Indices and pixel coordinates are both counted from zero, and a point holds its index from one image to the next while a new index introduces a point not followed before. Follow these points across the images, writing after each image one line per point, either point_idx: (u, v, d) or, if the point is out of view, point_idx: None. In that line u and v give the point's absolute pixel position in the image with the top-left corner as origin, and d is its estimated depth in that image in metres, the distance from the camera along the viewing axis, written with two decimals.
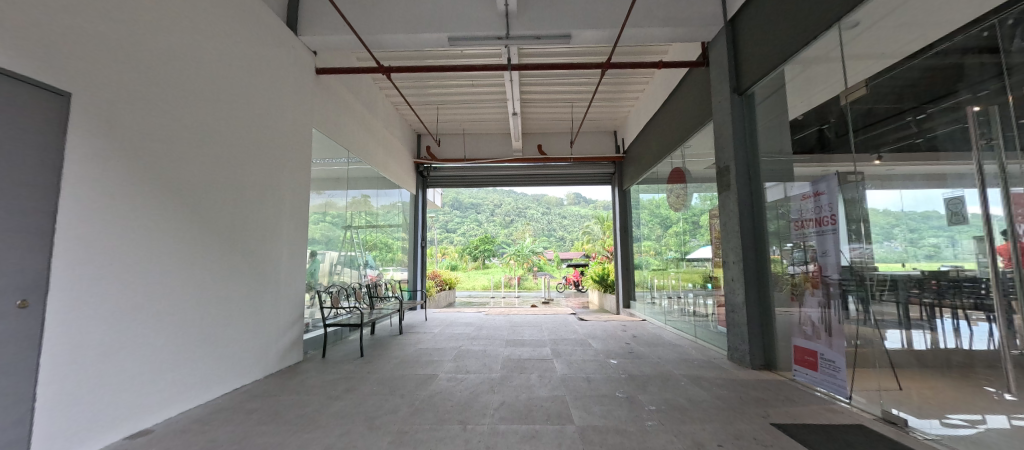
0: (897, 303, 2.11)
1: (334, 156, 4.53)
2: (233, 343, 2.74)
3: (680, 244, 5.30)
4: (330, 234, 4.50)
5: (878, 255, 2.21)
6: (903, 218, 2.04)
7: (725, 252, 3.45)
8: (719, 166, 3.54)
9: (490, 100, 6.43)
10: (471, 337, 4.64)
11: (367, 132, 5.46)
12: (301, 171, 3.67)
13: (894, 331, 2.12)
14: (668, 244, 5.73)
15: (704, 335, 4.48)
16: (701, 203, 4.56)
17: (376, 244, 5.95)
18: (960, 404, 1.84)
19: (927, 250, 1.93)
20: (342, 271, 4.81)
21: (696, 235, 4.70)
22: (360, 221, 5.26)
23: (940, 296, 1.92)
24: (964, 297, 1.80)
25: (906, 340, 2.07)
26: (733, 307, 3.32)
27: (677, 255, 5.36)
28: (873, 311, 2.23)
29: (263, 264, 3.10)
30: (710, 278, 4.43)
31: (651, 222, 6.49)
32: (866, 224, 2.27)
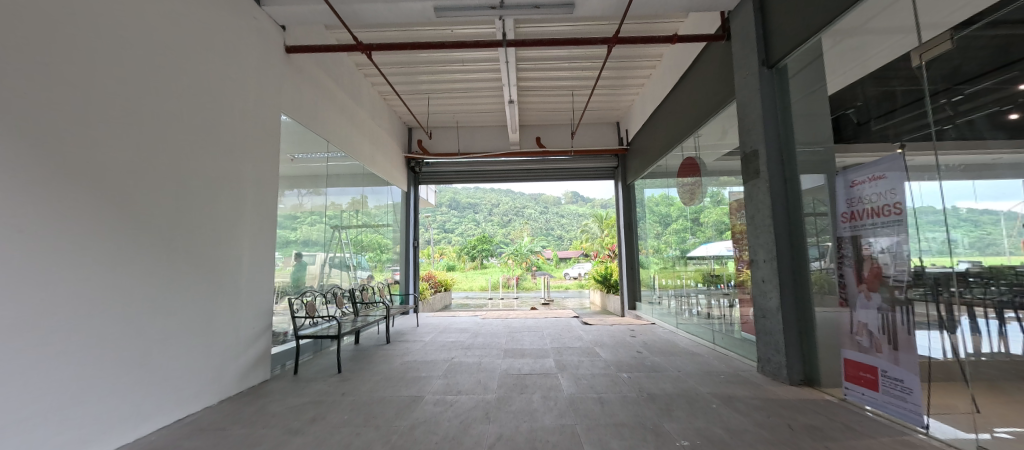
0: (930, 302, 1.90)
1: (310, 147, 4.05)
2: (173, 365, 2.28)
3: (679, 242, 5.16)
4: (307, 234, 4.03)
5: (916, 251, 1.96)
6: (922, 213, 1.91)
7: (753, 250, 3.02)
8: (745, 151, 3.10)
9: (484, 88, 5.99)
10: (465, 346, 4.18)
11: (349, 122, 4.97)
12: (268, 162, 3.22)
13: (926, 332, 1.91)
14: (667, 241, 5.56)
15: (723, 342, 4.01)
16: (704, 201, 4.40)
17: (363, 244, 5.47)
18: (1015, 421, 1.60)
19: (936, 246, 1.87)
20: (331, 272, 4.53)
21: (696, 233, 4.62)
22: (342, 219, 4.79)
23: (971, 294, 1.73)
24: (993, 295, 1.65)
25: (947, 347, 1.82)
26: (764, 313, 2.89)
27: (680, 253, 5.08)
28: (911, 312, 1.98)
29: (219, 269, 2.66)
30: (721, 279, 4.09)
31: (653, 220, 6.17)
32: (902, 221, 2.01)
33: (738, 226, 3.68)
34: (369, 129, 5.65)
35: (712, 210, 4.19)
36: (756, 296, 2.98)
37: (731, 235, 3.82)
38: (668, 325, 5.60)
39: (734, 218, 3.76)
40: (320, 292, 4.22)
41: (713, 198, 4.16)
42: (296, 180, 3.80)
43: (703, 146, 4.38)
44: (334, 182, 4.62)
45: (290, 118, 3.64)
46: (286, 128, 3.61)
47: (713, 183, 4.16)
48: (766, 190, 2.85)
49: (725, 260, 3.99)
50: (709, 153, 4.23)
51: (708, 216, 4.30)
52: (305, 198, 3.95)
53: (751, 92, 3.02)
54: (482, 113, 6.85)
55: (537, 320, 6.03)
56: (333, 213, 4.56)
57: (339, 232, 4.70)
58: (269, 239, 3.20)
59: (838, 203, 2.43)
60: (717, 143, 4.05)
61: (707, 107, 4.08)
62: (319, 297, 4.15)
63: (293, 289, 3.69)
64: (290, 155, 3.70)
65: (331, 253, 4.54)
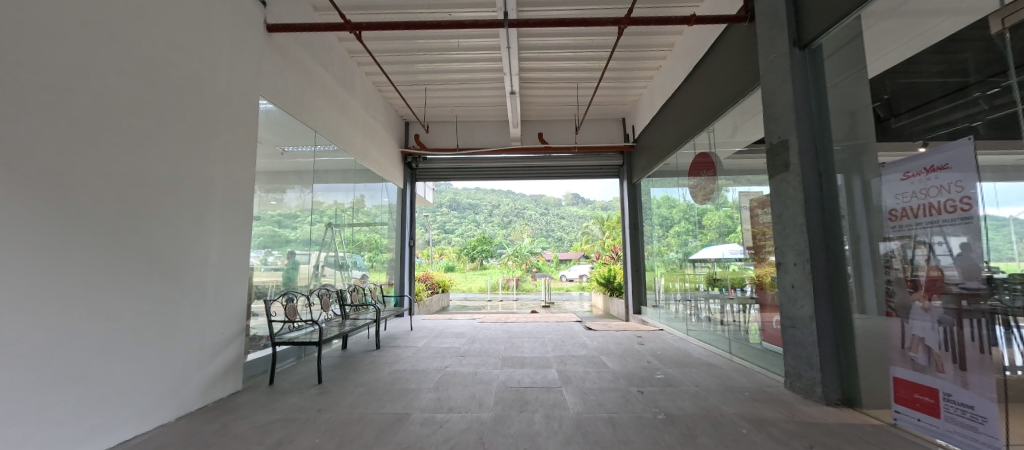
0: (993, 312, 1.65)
1: (294, 136, 3.75)
2: (120, 379, 1.97)
3: (680, 244, 5.12)
4: (288, 230, 3.69)
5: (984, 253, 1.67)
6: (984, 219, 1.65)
7: (781, 252, 2.70)
8: (772, 142, 2.79)
9: (485, 79, 5.69)
10: (461, 353, 3.86)
11: (339, 113, 4.67)
12: (245, 149, 2.91)
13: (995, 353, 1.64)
14: (668, 243, 5.53)
15: (739, 352, 3.66)
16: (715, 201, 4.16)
17: (356, 241, 5.15)
18: None
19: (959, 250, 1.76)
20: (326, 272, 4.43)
21: (697, 236, 4.56)
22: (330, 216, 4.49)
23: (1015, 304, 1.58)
24: None
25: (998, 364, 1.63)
26: (793, 323, 2.59)
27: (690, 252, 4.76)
28: (982, 327, 1.68)
29: (182, 266, 2.35)
30: (737, 283, 3.77)
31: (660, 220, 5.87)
32: (966, 222, 1.71)
33: (759, 224, 3.36)
34: (362, 121, 5.35)
35: (715, 212, 4.14)
36: (784, 303, 2.68)
37: (748, 235, 3.55)
38: (675, 331, 5.28)
39: (754, 217, 3.43)
40: (303, 293, 3.90)
41: (716, 201, 4.14)
42: (277, 172, 3.50)
43: (720, 140, 4.06)
44: (321, 175, 4.31)
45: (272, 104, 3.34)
46: (268, 115, 3.31)
47: (730, 180, 3.84)
48: (796, 185, 2.55)
49: (728, 263, 3.92)
50: (727, 148, 3.91)
51: (711, 219, 4.25)
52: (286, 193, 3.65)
53: (779, 77, 2.72)
54: (482, 106, 6.56)
55: (538, 324, 5.70)
56: (331, 213, 4.51)
57: (336, 231, 4.66)
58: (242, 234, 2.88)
59: (884, 199, 2.14)
60: (737, 137, 3.72)
61: (726, 96, 3.77)
62: (301, 299, 3.83)
63: (271, 291, 3.39)
64: (280, 148, 3.54)
65: (326, 251, 4.42)
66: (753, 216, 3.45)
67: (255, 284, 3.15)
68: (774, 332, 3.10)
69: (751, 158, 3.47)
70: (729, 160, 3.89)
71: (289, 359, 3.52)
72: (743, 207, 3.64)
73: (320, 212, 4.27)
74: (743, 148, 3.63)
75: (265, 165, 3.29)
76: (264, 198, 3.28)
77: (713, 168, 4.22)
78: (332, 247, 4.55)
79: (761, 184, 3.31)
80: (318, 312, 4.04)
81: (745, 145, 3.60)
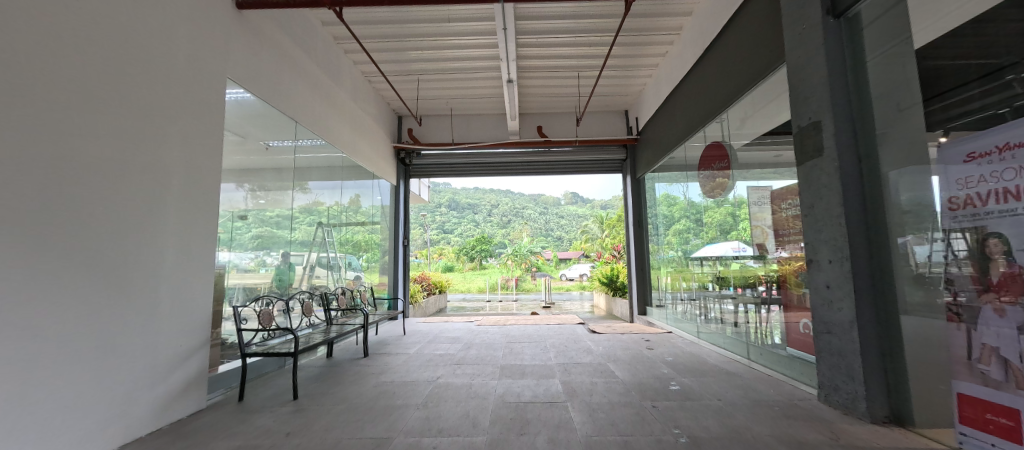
0: None
1: (269, 126, 3.42)
2: (49, 404, 1.66)
3: (680, 242, 5.04)
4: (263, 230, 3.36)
5: None
6: None
7: (814, 247, 2.40)
8: (801, 125, 2.48)
9: (481, 67, 5.37)
10: (456, 362, 3.54)
11: (324, 102, 4.35)
12: (210, 137, 2.60)
13: None
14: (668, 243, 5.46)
15: (758, 358, 3.33)
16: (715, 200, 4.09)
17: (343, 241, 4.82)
18: None
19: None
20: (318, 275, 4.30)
21: (698, 234, 4.47)
22: (314, 215, 4.20)
23: None
24: None
25: None
26: (828, 328, 2.29)
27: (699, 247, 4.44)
28: None
29: (130, 269, 2.04)
30: (749, 283, 3.51)
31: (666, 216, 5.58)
32: None
33: (781, 217, 3.05)
34: (351, 112, 5.03)
35: (715, 209, 4.06)
36: (816, 305, 2.38)
37: (756, 232, 3.39)
38: (684, 333, 4.98)
39: (776, 210, 3.12)
40: (281, 298, 3.57)
41: (716, 198, 4.07)
42: (249, 164, 3.16)
43: (735, 128, 3.75)
44: (302, 169, 3.99)
45: (242, 89, 3.02)
46: (238, 101, 2.99)
47: (748, 170, 3.52)
48: (832, 173, 2.24)
49: (729, 261, 3.81)
50: (744, 136, 3.59)
51: (711, 216, 4.17)
52: (257, 189, 3.29)
53: (810, 50, 2.40)
54: (478, 98, 6.25)
55: (539, 327, 5.38)
56: (331, 214, 4.56)
57: (337, 232, 4.70)
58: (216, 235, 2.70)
59: (942, 186, 1.82)
60: (755, 123, 3.41)
61: (744, 79, 3.47)
62: (277, 305, 3.48)
63: (241, 295, 3.05)
64: (263, 142, 3.37)
65: (323, 253, 4.39)
66: (770, 210, 3.19)
67: (235, 288, 2.99)
68: (806, 338, 2.76)
69: (773, 145, 3.15)
70: (746, 148, 3.57)
71: (270, 368, 3.28)
72: (749, 202, 3.48)
73: (318, 214, 4.26)
74: (762, 136, 3.32)
75: (233, 155, 2.95)
76: (233, 192, 2.95)
77: (726, 157, 3.90)
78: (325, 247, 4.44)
79: (786, 173, 2.98)
80: (298, 318, 3.71)
81: (766, 132, 3.28)
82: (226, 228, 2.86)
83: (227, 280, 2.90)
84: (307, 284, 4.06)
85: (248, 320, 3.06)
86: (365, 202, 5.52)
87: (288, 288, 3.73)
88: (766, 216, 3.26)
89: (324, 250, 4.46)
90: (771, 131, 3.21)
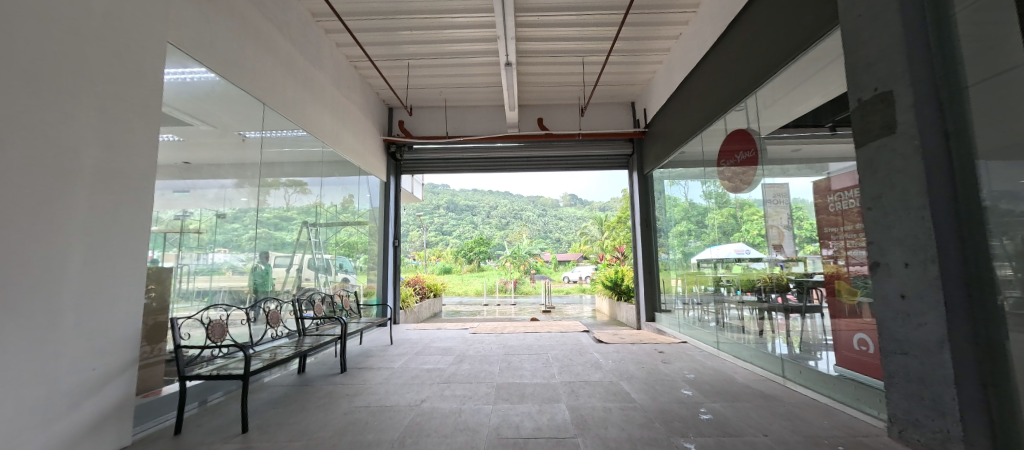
0: None
1: (226, 109, 2.98)
2: None
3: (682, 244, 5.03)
4: (221, 228, 2.90)
5: None
6: None
7: (882, 248, 1.94)
8: (862, 98, 2.04)
9: (475, 52, 4.94)
10: (445, 380, 3.08)
11: (300, 85, 3.90)
12: (139, 111, 2.13)
13: None
14: (671, 243, 5.36)
15: (793, 375, 2.90)
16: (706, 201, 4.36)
17: (326, 244, 4.47)
18: None
19: None
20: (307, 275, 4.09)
21: (700, 237, 4.50)
22: (291, 213, 3.79)
23: None
24: None
25: None
26: (903, 348, 1.84)
27: (701, 246, 4.49)
28: None
29: (14, 273, 1.58)
30: (753, 284, 3.50)
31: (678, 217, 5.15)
32: None
33: (828, 213, 2.57)
34: (333, 99, 4.58)
35: (716, 211, 4.12)
36: (885, 319, 1.94)
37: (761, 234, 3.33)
38: (696, 341, 4.61)
39: (819, 205, 2.64)
40: (245, 307, 3.10)
41: (718, 199, 4.07)
42: (198, 156, 2.68)
43: (763, 112, 3.30)
44: (271, 157, 3.51)
45: (180, 66, 2.54)
46: (175, 80, 2.49)
47: (783, 158, 3.04)
48: (909, 155, 1.80)
49: (732, 262, 3.82)
50: (774, 121, 3.16)
51: (713, 218, 4.22)
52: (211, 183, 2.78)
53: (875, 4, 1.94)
54: (474, 87, 5.78)
55: (539, 336, 4.92)
56: (331, 215, 4.60)
57: (330, 233, 4.56)
58: (200, 229, 2.69)
59: None
60: (791, 104, 2.97)
61: (778, 55, 3.03)
62: (234, 316, 2.96)
63: (184, 305, 2.57)
64: (240, 134, 3.11)
65: (318, 255, 4.29)
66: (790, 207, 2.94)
67: (219, 291, 2.89)
68: (869, 359, 2.25)
69: (815, 131, 2.73)
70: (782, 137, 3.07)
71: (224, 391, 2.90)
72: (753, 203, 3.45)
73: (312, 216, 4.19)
74: (804, 122, 2.83)
75: (172, 140, 2.47)
76: (173, 185, 2.46)
77: (752, 145, 3.47)
78: (320, 248, 4.34)
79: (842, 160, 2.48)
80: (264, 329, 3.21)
81: (810, 118, 2.79)
82: (212, 232, 2.80)
83: (212, 283, 2.82)
84: (297, 286, 3.89)
85: (194, 333, 2.57)
86: (343, 201, 4.95)
87: (284, 289, 3.67)
88: (782, 215, 3.07)
89: (318, 252, 4.34)
90: (818, 115, 2.72)
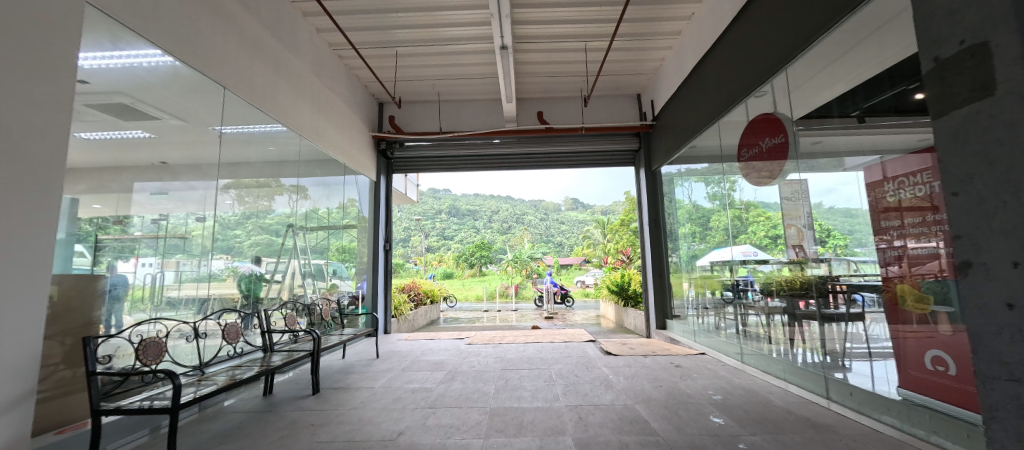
0: None
1: (169, 95, 2.56)
2: None
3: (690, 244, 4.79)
4: (162, 231, 2.50)
5: None
6: None
7: (978, 243, 1.40)
8: (942, 56, 1.52)
9: (468, 38, 4.53)
10: (431, 403, 2.64)
11: (271, 69, 3.50)
12: (13, 77, 1.68)
13: None
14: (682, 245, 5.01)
15: (838, 394, 2.50)
16: (711, 202, 4.23)
17: (321, 248, 4.45)
18: None
19: None
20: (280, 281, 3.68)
21: (706, 239, 4.36)
22: (260, 219, 3.42)
23: None
24: None
25: None
26: (1013, 374, 1.29)
27: (704, 248, 4.40)
28: None
29: None
30: (762, 286, 3.36)
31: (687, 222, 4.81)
32: None
33: (883, 205, 2.15)
34: (312, 88, 4.19)
35: (721, 213, 4.01)
36: (980, 335, 1.40)
37: (770, 237, 3.20)
38: (710, 349, 4.27)
39: (875, 197, 2.21)
40: (193, 321, 2.67)
41: (724, 200, 3.93)
42: (117, 153, 2.23)
43: (797, 89, 2.87)
44: (231, 148, 3.09)
45: (104, 45, 2.15)
46: (113, 65, 2.19)
47: (826, 143, 2.60)
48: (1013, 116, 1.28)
49: (738, 266, 3.71)
50: (813, 97, 2.72)
51: (721, 219, 4.03)
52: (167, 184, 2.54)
53: None
54: (467, 78, 5.38)
55: (542, 347, 4.49)
56: (315, 219, 4.29)
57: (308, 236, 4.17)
58: (195, 235, 2.73)
59: None
60: (836, 75, 2.52)
61: (813, 23, 2.62)
62: (174, 330, 2.53)
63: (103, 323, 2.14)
64: (216, 129, 2.94)
65: (302, 260, 4.06)
66: (824, 206, 2.60)
67: (212, 298, 2.87)
68: (952, 383, 1.85)
69: (853, 113, 2.40)
70: (822, 125, 2.65)
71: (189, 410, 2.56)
72: (758, 202, 3.38)
73: (291, 219, 3.87)
74: (849, 112, 2.42)
75: (96, 126, 2.09)
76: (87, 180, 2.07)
77: (780, 130, 3.04)
78: (297, 253, 3.98)
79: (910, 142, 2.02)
80: (218, 345, 2.81)
81: (863, 98, 2.33)
82: (176, 234, 2.59)
83: (189, 290, 2.69)
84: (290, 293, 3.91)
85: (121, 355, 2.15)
86: (340, 204, 4.89)
87: (270, 296, 3.58)
88: (801, 213, 2.83)
89: (298, 256, 4.02)
90: (873, 90, 2.26)
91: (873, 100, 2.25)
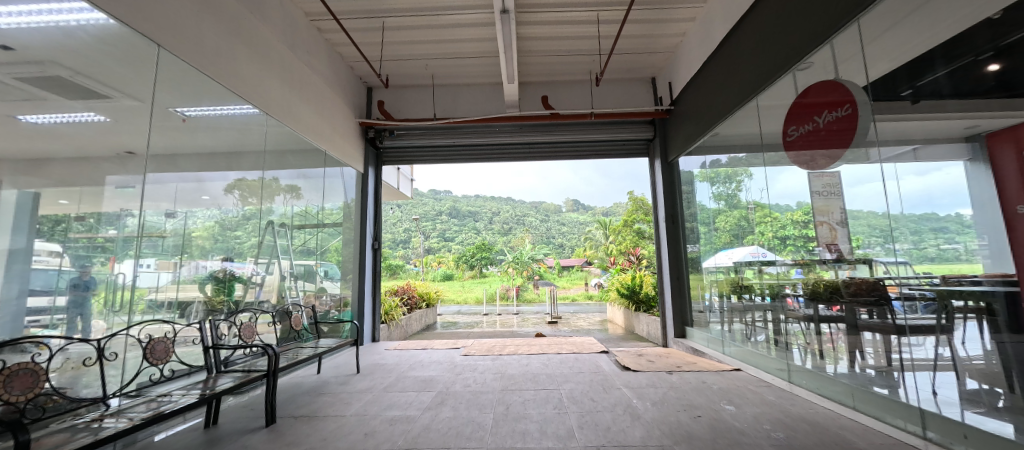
0: None
1: (111, 68, 2.15)
2: None
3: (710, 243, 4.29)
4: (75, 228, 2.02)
5: None
6: None
7: None
8: None
9: (464, 7, 3.98)
10: (412, 441, 2.07)
11: (225, 30, 2.91)
12: None
13: None
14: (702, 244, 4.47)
15: (942, 433, 1.96)
16: (716, 203, 4.13)
17: (309, 248, 4.02)
18: None
19: None
20: (246, 284, 3.15)
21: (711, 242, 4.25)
22: (234, 216, 3.01)
23: None
24: None
25: None
26: None
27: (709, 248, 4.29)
28: None
29: None
30: (806, 288, 2.86)
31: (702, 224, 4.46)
32: None
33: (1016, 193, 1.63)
34: (285, 62, 3.65)
35: (727, 214, 3.89)
36: None
37: (771, 244, 3.22)
38: (738, 361, 3.73)
39: (1007, 184, 1.66)
40: (104, 337, 2.10)
41: (730, 201, 3.83)
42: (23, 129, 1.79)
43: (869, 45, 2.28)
44: (167, 131, 2.47)
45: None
46: (24, 24, 1.76)
47: (920, 107, 2.01)
48: None
49: (746, 267, 3.59)
50: (900, 48, 2.10)
51: (726, 220, 3.94)
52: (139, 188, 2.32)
53: None
54: (464, 57, 4.83)
55: (548, 359, 3.92)
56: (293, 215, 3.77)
57: (285, 235, 3.63)
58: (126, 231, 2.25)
59: None
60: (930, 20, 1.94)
61: None
62: (76, 349, 1.96)
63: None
64: (179, 111, 2.56)
65: (275, 258, 3.49)
66: (843, 205, 2.49)
67: (141, 307, 2.32)
68: None
69: (958, 74, 1.85)
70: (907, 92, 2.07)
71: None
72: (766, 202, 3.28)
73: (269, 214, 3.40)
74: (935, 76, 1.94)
75: None
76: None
77: (842, 100, 2.45)
78: (270, 251, 3.44)
79: None
80: (140, 365, 2.25)
81: (942, 65, 1.90)
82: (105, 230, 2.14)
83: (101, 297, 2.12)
84: (265, 299, 3.37)
85: None
86: (327, 202, 4.46)
87: (237, 300, 3.06)
88: (834, 209, 2.57)
89: (273, 255, 3.49)
90: (956, 54, 1.84)
91: (957, 66, 1.84)
